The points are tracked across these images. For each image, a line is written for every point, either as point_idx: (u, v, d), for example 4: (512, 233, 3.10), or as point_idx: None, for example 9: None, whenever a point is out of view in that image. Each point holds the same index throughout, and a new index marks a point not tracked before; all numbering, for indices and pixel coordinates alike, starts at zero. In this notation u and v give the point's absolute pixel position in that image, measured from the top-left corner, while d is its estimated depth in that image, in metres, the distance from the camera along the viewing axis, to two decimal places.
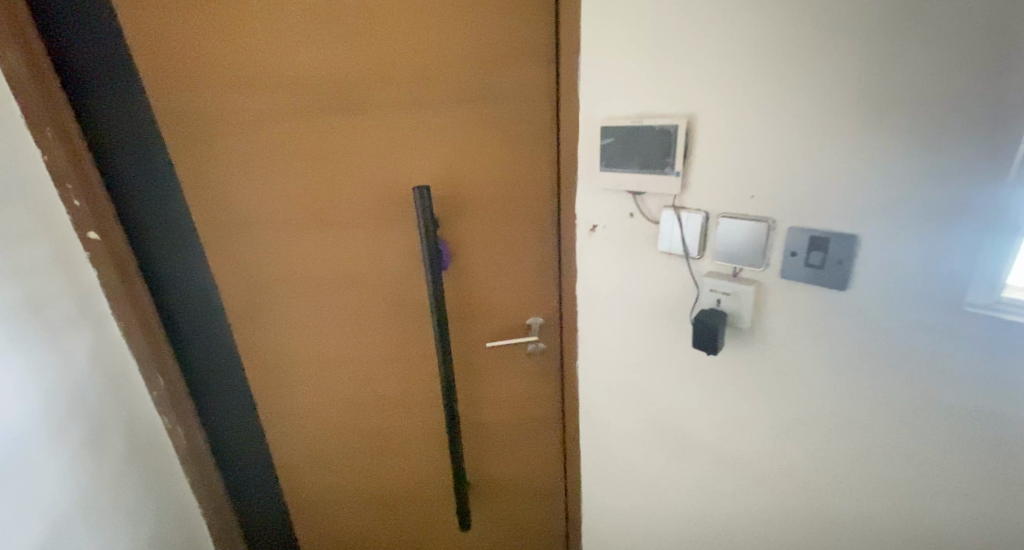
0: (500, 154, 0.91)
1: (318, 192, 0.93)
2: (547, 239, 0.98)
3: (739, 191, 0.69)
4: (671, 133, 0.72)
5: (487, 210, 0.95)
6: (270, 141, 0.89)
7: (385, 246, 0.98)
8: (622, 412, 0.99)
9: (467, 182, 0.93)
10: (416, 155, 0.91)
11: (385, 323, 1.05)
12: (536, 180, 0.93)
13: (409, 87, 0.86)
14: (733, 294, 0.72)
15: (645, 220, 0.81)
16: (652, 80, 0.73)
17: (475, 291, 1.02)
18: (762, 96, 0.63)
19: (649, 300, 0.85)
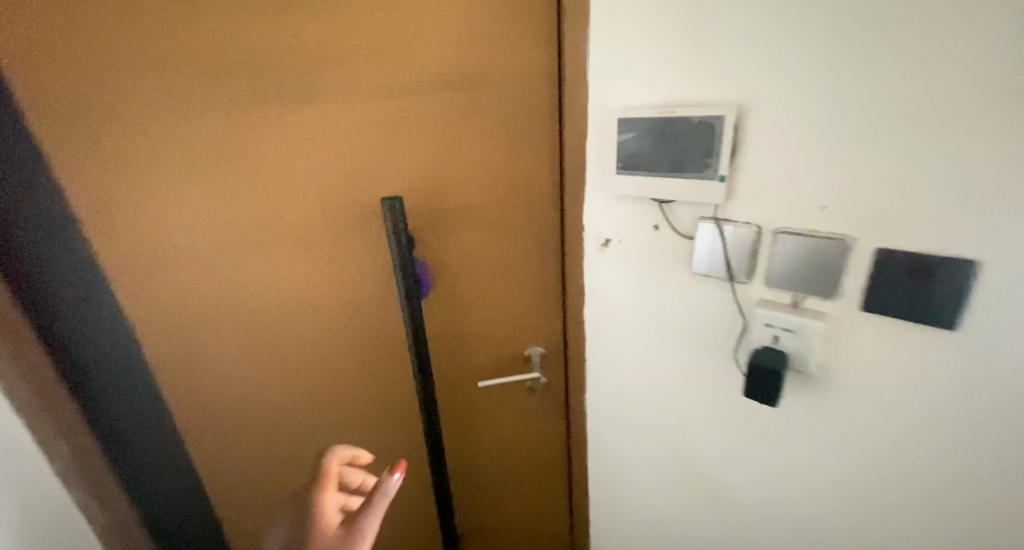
0: (491, 154, 0.74)
1: (258, 207, 0.73)
2: (548, 256, 0.81)
3: (804, 201, 0.54)
4: (714, 127, 0.56)
5: (475, 222, 0.78)
6: (187, 145, 0.68)
7: (350, 269, 0.80)
8: (641, 456, 0.84)
9: (450, 190, 0.75)
10: (384, 158, 0.72)
11: (354, 359, 0.87)
12: (535, 185, 0.76)
13: (374, 71, 0.67)
14: (797, 331, 0.56)
15: (674, 234, 0.66)
16: (686, 61, 0.57)
17: (462, 319, 0.85)
18: (845, 78, 0.48)
19: (678, 329, 0.70)
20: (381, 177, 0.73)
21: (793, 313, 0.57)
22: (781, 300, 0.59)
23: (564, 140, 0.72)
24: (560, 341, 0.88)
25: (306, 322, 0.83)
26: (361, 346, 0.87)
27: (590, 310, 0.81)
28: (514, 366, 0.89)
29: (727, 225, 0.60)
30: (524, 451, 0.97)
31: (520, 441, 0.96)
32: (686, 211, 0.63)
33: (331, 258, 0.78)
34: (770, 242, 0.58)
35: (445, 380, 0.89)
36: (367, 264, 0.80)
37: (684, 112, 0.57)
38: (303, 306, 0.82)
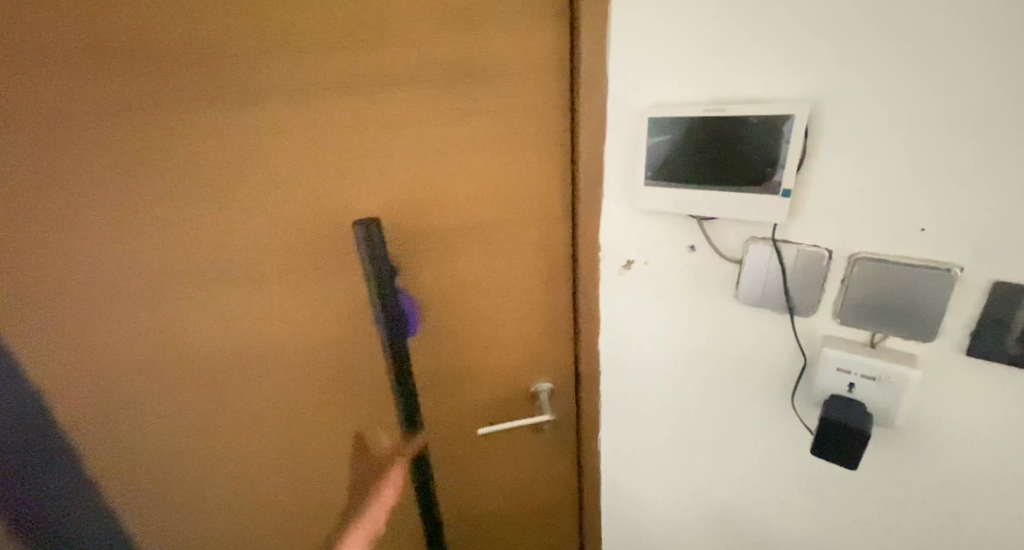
0: (486, 161, 0.61)
1: (214, 225, 0.62)
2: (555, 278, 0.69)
3: (894, 222, 0.43)
4: (779, 130, 0.44)
5: (468, 241, 0.66)
6: (130, 156, 0.58)
7: (323, 296, 0.68)
8: (665, 502, 0.74)
9: (438, 204, 0.63)
10: (358, 166, 0.60)
11: (332, 397, 0.76)
12: (540, 197, 0.64)
13: (343, 64, 0.55)
14: (880, 380, 0.46)
15: (716, 257, 0.54)
16: (739, 45, 0.45)
17: (456, 351, 0.73)
18: (967, 67, 0.36)
19: (716, 367, 0.59)
20: (357, 191, 0.61)
21: (875, 358, 0.46)
22: (856, 338, 0.48)
23: (575, 144, 0.59)
24: (570, 372, 0.76)
25: (279, 355, 0.72)
26: (339, 382, 0.75)
27: (605, 340, 0.69)
28: (516, 400, 0.77)
29: (787, 247, 0.49)
30: (528, 490, 0.87)
31: (522, 478, 0.85)
32: (733, 231, 0.52)
33: (303, 282, 0.67)
34: (845, 270, 0.47)
35: (438, 416, 0.78)
36: (342, 291, 0.67)
37: (737, 111, 0.46)
38: (271, 339, 0.70)
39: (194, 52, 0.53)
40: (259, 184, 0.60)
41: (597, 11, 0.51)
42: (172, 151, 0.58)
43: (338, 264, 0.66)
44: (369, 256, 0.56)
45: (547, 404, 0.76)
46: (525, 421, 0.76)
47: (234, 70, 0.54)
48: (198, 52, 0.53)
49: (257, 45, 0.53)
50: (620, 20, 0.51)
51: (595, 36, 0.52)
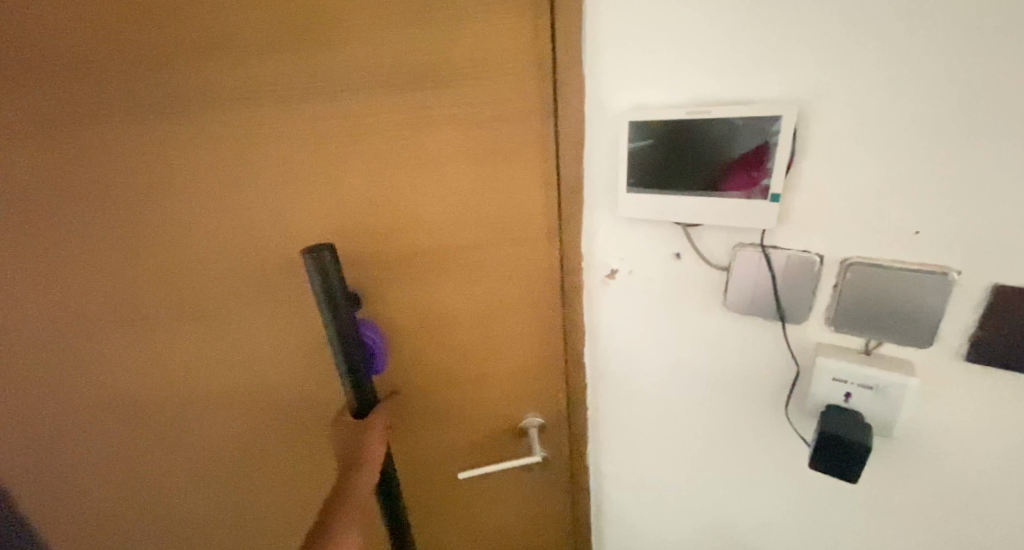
0: (461, 176, 0.56)
1: (171, 242, 0.58)
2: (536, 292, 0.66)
3: (886, 225, 0.41)
4: (765, 132, 0.42)
5: (441, 259, 0.61)
6: (83, 174, 0.55)
7: (288, 322, 0.63)
8: (654, 516, 0.72)
9: (410, 222, 0.58)
10: (322, 178, 0.56)
11: (300, 427, 0.71)
12: (521, 214, 0.59)
13: (302, 75, 0.50)
14: (877, 389, 0.44)
15: (704, 265, 0.52)
16: (725, 42, 0.43)
17: (434, 374, 0.69)
18: (963, 71, 0.35)
19: (706, 379, 0.57)
20: (322, 206, 0.57)
21: (872, 368, 0.45)
22: (850, 346, 0.47)
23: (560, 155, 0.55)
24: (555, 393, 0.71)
25: (244, 380, 0.67)
26: (306, 413, 0.69)
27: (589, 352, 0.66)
28: (499, 424, 0.73)
29: (777, 254, 0.47)
30: (514, 519, 0.82)
31: (505, 506, 0.81)
32: (721, 238, 0.50)
33: (269, 305, 0.62)
34: (838, 277, 0.45)
35: (414, 442, 0.74)
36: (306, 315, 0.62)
37: (722, 113, 0.44)
38: (233, 364, 0.66)
39: (140, 59, 0.49)
40: (217, 198, 0.56)
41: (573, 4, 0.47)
42: (121, 162, 0.54)
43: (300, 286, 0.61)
44: (322, 287, 0.50)
45: (537, 442, 0.72)
46: (515, 462, 0.72)
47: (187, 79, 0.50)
48: (145, 60, 0.49)
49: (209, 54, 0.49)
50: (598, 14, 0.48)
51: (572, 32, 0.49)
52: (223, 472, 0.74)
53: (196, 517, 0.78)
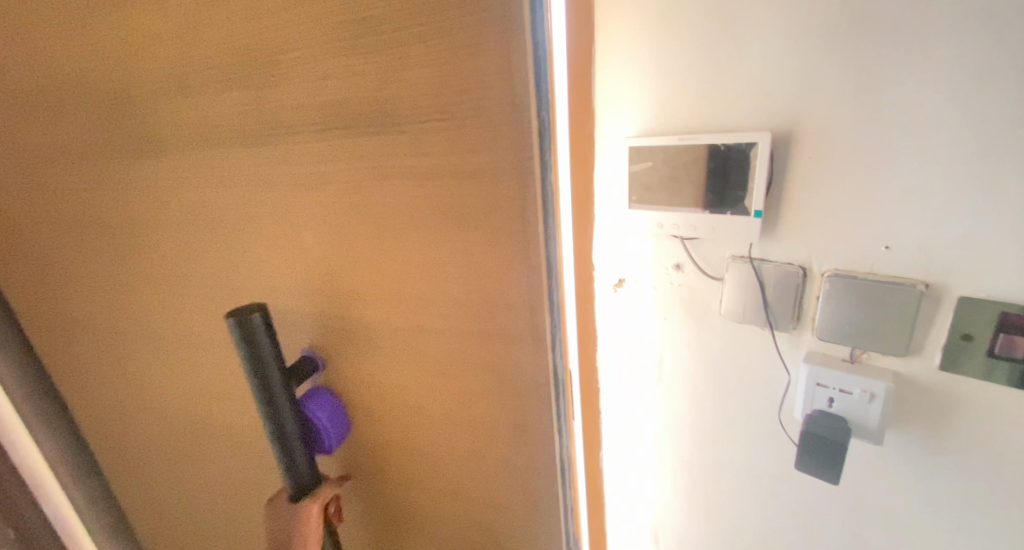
0: (412, 209, 0.47)
1: (181, 260, 0.64)
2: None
3: (860, 240, 0.45)
4: (746, 158, 0.47)
5: (406, 288, 0.52)
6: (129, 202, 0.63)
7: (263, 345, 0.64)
8: (664, 532, 0.72)
9: (367, 251, 0.51)
10: (281, 190, 0.52)
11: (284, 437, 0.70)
12: (475, 264, 0.48)
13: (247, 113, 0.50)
14: (856, 394, 0.48)
15: (701, 275, 0.56)
16: (711, 72, 0.48)
17: (398, 417, 0.60)
18: (909, 109, 0.40)
19: (705, 387, 0.60)
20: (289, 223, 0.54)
21: (851, 374, 0.48)
22: (835, 354, 0.50)
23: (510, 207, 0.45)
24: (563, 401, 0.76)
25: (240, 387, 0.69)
26: None
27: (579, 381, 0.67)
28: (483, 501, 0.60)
29: (764, 267, 0.51)
30: None
31: None
32: (715, 250, 0.54)
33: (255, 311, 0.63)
34: (820, 287, 0.48)
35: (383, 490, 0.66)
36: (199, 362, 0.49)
37: (708, 140, 0.49)
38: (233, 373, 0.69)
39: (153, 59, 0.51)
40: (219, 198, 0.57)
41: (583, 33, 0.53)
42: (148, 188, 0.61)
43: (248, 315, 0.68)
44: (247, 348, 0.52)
45: None
46: None
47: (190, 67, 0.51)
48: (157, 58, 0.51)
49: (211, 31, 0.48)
50: (603, 43, 0.53)
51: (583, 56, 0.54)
52: (238, 471, 0.79)
53: (222, 500, 0.85)
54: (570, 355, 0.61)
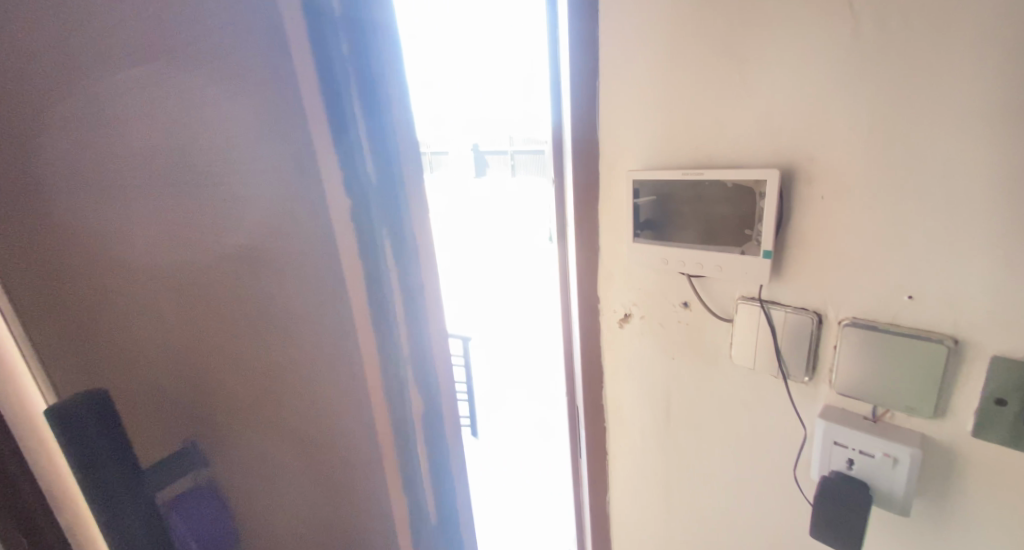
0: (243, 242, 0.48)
1: None
2: (406, 372, 0.53)
3: (880, 288, 0.41)
4: (754, 195, 0.44)
5: (277, 384, 0.54)
6: None
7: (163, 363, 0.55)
8: None
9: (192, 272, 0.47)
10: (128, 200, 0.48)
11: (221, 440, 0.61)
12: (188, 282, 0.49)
13: None
14: (878, 458, 0.43)
15: (709, 315, 0.52)
16: (715, 105, 0.46)
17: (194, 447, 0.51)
18: (931, 150, 0.37)
19: (715, 434, 0.56)
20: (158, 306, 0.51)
21: (872, 435, 0.43)
22: (856, 411, 0.45)
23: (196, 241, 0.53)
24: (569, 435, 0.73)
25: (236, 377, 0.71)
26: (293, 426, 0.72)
27: (416, 446, 0.55)
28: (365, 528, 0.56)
29: (775, 310, 0.47)
30: None
31: None
32: (723, 290, 0.50)
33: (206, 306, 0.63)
34: (836, 336, 0.44)
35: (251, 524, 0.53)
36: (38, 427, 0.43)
37: (713, 175, 0.46)
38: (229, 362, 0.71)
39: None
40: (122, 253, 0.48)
41: (584, 69, 0.53)
42: None
43: (89, 393, 0.44)
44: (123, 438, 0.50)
45: None
46: None
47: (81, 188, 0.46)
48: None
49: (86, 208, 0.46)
50: (605, 76, 0.52)
51: (586, 89, 0.53)
52: None
53: None
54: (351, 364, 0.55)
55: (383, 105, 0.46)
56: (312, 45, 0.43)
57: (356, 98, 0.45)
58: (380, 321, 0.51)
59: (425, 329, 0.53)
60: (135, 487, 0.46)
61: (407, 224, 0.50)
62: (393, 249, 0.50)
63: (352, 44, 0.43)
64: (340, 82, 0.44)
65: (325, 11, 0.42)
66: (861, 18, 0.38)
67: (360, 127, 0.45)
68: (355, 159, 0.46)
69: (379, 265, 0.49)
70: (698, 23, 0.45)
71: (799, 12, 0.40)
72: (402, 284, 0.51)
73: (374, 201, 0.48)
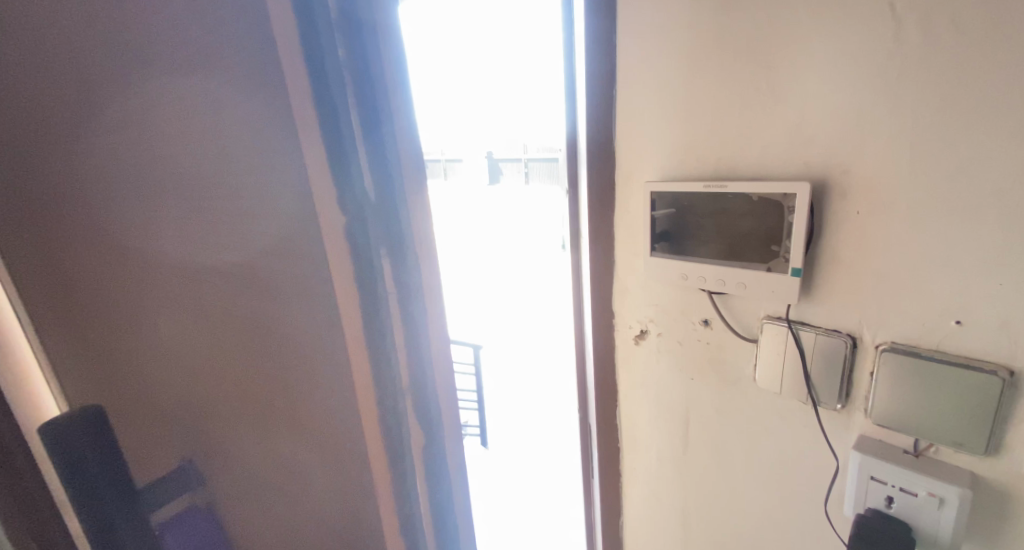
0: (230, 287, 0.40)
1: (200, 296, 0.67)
2: (408, 443, 0.37)
3: (922, 311, 0.38)
4: (783, 210, 0.41)
5: (272, 430, 0.43)
6: None
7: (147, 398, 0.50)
8: None
9: (200, 304, 0.43)
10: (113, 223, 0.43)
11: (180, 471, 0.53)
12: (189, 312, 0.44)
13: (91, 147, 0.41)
14: (921, 496, 0.40)
15: (733, 335, 0.49)
16: (740, 114, 0.43)
17: (229, 465, 0.49)
18: (982, 164, 0.34)
19: (737, 462, 0.53)
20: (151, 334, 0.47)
21: (914, 472, 0.40)
22: (895, 443, 0.42)
23: (164, 290, 0.45)
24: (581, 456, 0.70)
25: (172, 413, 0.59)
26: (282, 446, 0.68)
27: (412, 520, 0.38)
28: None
29: (804, 332, 0.44)
30: None
31: None
32: (747, 309, 0.47)
33: (124, 332, 0.48)
34: (873, 362, 0.41)
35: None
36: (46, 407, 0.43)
37: (738, 188, 0.43)
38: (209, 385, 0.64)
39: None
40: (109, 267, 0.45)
41: (600, 75, 0.50)
42: None
43: (82, 412, 0.40)
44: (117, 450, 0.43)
45: None
46: None
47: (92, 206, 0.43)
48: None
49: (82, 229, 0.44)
50: (622, 83, 0.49)
51: (602, 96, 0.51)
52: None
53: None
54: (313, 438, 0.41)
55: (380, 109, 0.32)
56: (302, 48, 0.30)
57: (354, 110, 0.31)
58: (382, 380, 0.36)
59: (430, 385, 0.37)
60: (131, 507, 0.43)
61: (411, 259, 0.35)
62: (400, 317, 0.35)
63: (349, 49, 0.30)
64: (335, 88, 0.30)
65: (318, 11, 0.29)
66: (902, 22, 0.35)
67: (360, 145, 0.32)
68: (347, 176, 0.32)
69: (385, 328, 0.35)
70: (723, 27, 0.42)
71: (835, 16, 0.37)
72: (409, 352, 0.36)
73: (374, 224, 0.33)
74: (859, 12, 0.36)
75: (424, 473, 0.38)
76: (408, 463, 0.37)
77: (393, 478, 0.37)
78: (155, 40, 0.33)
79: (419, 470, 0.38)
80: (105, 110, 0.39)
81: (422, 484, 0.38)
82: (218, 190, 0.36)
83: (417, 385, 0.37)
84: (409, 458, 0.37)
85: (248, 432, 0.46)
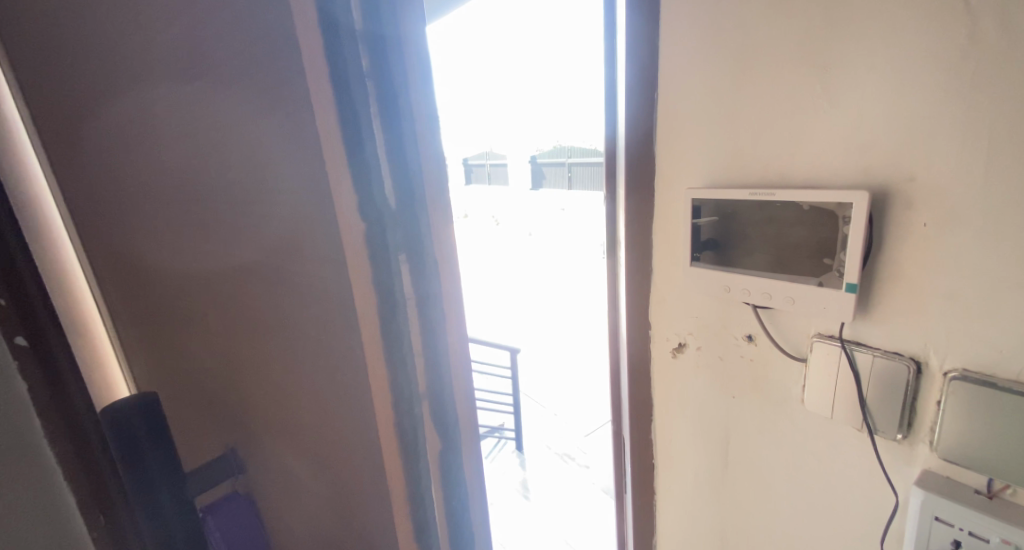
0: (266, 280, 0.41)
1: None
2: (424, 446, 0.37)
3: (997, 338, 0.34)
4: (837, 220, 0.38)
5: (297, 421, 0.45)
6: None
7: (195, 383, 0.53)
8: None
9: (242, 295, 0.45)
10: (168, 218, 0.46)
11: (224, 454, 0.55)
12: (231, 306, 0.46)
13: (151, 148, 0.43)
14: (992, 542, 0.36)
15: (779, 352, 0.46)
16: (791, 118, 0.40)
17: (266, 448, 0.51)
18: None
19: (781, 487, 0.49)
20: (195, 326, 0.50)
21: (985, 517, 0.36)
22: (965, 482, 0.38)
23: (206, 284, 0.47)
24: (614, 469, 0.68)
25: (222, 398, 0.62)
26: None
27: (427, 526, 0.38)
28: None
29: (859, 353, 0.41)
30: None
31: None
32: (795, 326, 0.44)
33: (175, 323, 0.51)
34: (940, 391, 0.37)
35: (306, 537, 0.50)
36: (118, 392, 0.49)
37: (787, 196, 0.40)
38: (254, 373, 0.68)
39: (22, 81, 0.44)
40: (155, 264, 0.49)
41: (640, 79, 0.48)
42: None
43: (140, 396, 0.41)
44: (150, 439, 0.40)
45: None
46: None
47: (150, 203, 0.46)
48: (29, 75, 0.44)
49: (143, 225, 0.47)
50: (664, 87, 0.48)
51: (642, 101, 0.49)
52: None
53: None
54: (338, 438, 0.41)
55: (401, 117, 0.32)
56: (324, 56, 0.29)
57: (376, 119, 0.31)
58: (398, 385, 0.36)
59: (447, 387, 0.37)
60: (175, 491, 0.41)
61: (430, 267, 0.35)
62: (419, 322, 0.35)
63: (371, 58, 0.30)
64: (357, 97, 0.30)
65: (342, 22, 0.29)
66: (975, 21, 0.32)
67: (381, 153, 0.32)
68: (369, 183, 0.32)
69: (403, 332, 0.35)
70: (774, 30, 0.40)
71: (899, 14, 0.34)
72: (427, 356, 0.36)
73: (393, 232, 0.33)
74: (926, 9, 0.33)
75: (440, 477, 0.38)
76: (423, 468, 0.37)
77: (409, 482, 0.37)
78: (205, 48, 0.35)
79: (435, 475, 0.38)
80: (159, 116, 0.41)
81: (438, 489, 0.38)
82: (256, 188, 0.38)
83: (434, 388, 0.37)
84: (426, 462, 0.37)
85: (280, 422, 0.47)
